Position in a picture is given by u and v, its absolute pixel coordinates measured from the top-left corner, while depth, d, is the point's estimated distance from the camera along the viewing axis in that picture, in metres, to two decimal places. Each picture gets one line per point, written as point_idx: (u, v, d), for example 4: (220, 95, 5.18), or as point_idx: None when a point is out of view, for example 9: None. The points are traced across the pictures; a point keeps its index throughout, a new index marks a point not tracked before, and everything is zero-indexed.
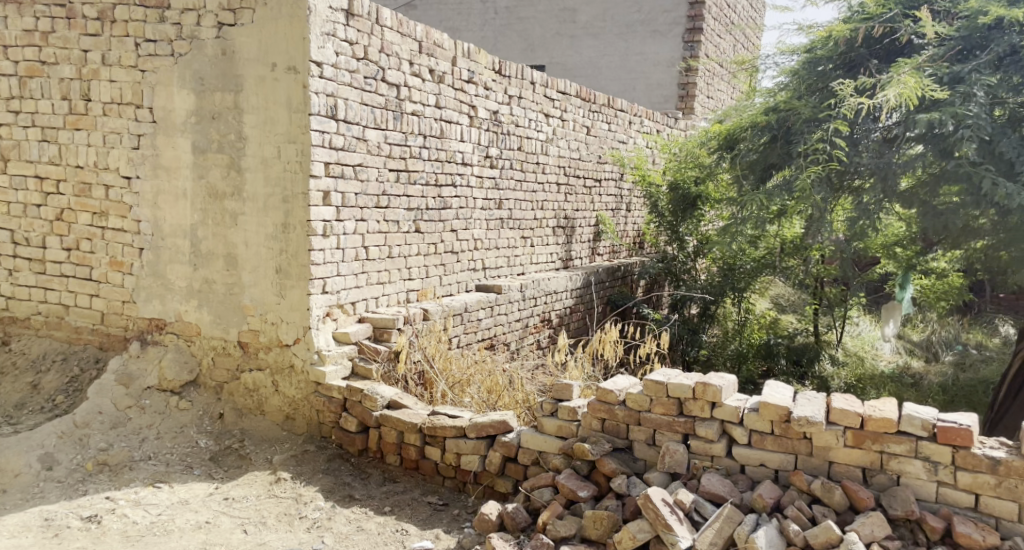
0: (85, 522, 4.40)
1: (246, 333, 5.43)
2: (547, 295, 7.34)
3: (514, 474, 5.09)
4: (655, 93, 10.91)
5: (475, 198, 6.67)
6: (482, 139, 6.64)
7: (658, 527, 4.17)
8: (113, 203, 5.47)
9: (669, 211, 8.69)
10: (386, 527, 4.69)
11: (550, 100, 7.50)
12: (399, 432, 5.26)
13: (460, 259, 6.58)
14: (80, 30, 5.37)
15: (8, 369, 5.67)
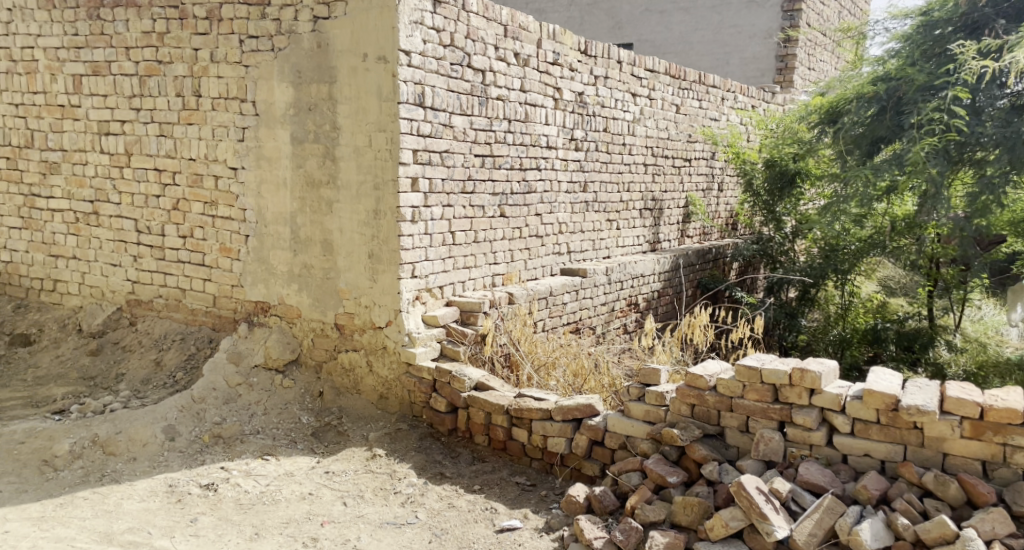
0: (203, 490, 4.74)
1: (342, 316, 5.58)
2: (634, 279, 7.24)
3: (600, 457, 5.10)
4: (751, 67, 10.59)
5: (560, 181, 6.64)
6: (568, 121, 6.59)
7: (753, 516, 4.04)
8: (222, 193, 5.67)
9: (765, 190, 8.37)
10: (476, 505, 4.83)
11: (637, 79, 7.34)
12: (487, 413, 5.36)
13: (545, 243, 6.58)
14: (191, 30, 5.57)
15: (134, 347, 5.92)
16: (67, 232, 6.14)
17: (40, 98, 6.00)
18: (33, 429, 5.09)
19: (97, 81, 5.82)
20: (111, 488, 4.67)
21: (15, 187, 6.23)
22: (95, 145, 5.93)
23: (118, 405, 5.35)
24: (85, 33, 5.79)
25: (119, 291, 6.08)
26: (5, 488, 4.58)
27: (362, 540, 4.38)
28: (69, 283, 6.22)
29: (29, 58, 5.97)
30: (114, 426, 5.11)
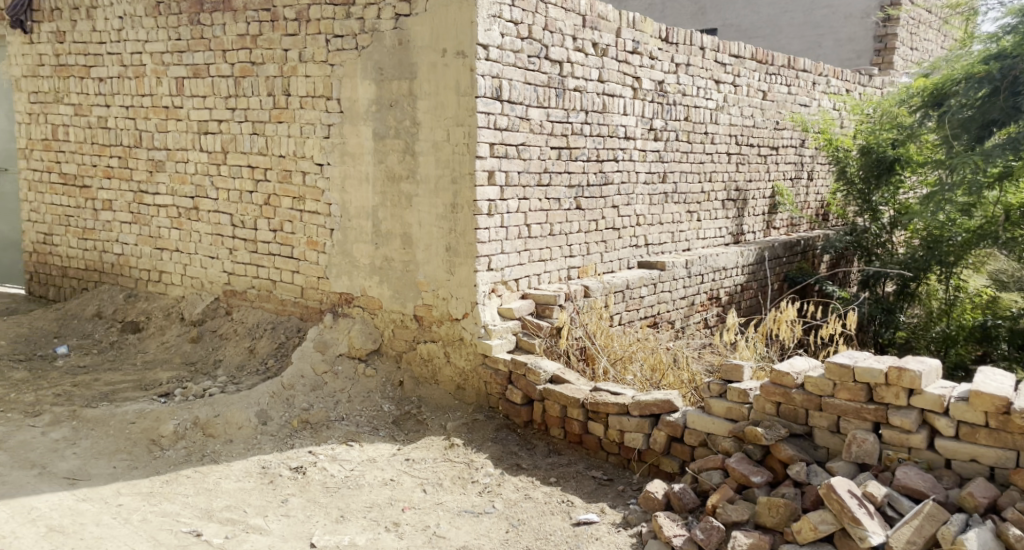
0: (293, 472, 4.94)
1: (421, 307, 5.67)
2: (715, 272, 7.13)
3: (680, 454, 5.00)
4: (847, 49, 10.69)
5: (638, 172, 6.53)
6: (647, 111, 6.48)
7: (844, 520, 3.84)
8: (309, 188, 5.88)
9: (859, 178, 8.11)
10: (553, 497, 4.83)
11: (722, 66, 7.15)
12: (563, 406, 5.34)
13: (621, 236, 6.49)
14: (282, 31, 5.78)
15: (230, 335, 6.22)
16: (171, 227, 6.51)
17: (147, 100, 6.38)
18: (144, 410, 5.37)
19: (197, 83, 6.14)
20: (211, 468, 4.93)
21: (125, 184, 6.64)
22: (195, 144, 6.26)
23: (216, 389, 5.58)
24: (187, 37, 6.12)
25: (216, 282, 6.40)
26: (117, 464, 4.90)
27: (441, 527, 4.46)
28: (172, 275, 6.59)
29: (137, 62, 6.36)
30: (212, 409, 5.35)
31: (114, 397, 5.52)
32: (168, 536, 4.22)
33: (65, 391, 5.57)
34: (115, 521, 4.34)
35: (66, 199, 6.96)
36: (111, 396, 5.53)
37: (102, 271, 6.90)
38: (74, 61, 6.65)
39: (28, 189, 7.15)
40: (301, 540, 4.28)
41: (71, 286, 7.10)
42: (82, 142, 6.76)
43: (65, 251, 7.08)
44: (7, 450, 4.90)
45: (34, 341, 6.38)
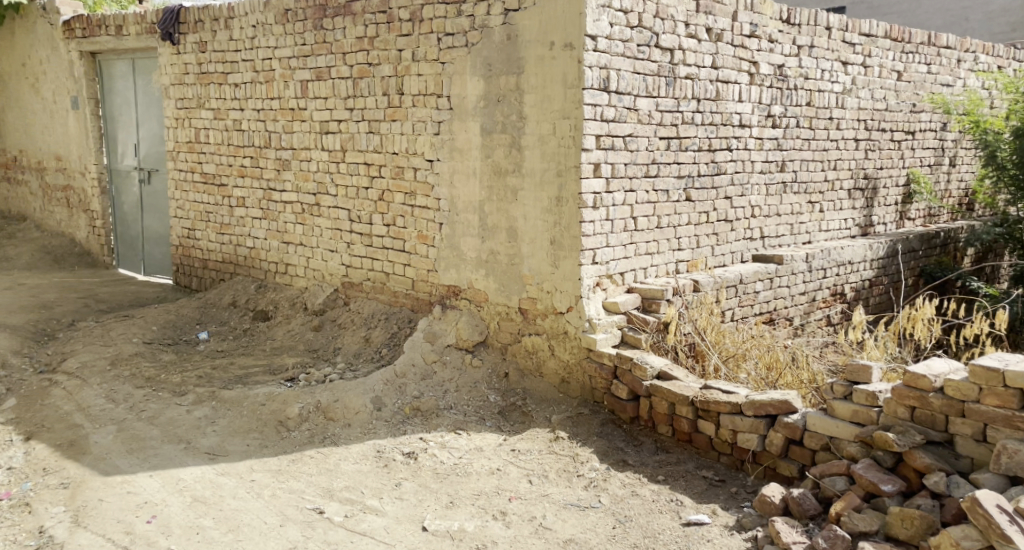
0: (406, 457, 5.09)
1: (525, 300, 5.72)
2: (840, 266, 7.03)
3: (799, 458, 4.72)
4: (998, 21, 10.98)
5: (753, 161, 6.47)
6: (764, 96, 6.39)
7: (991, 537, 3.52)
8: (420, 184, 6.05)
9: (1012, 163, 7.61)
10: (661, 495, 4.71)
11: (850, 46, 6.94)
12: (671, 404, 5.21)
13: (735, 228, 6.46)
14: (397, 32, 5.96)
15: (347, 324, 6.52)
16: (296, 222, 6.94)
17: (275, 103, 6.80)
18: (272, 393, 5.73)
19: (319, 85, 6.48)
20: (331, 450, 5.17)
21: (257, 182, 7.12)
22: (317, 143, 6.62)
23: (335, 375, 5.87)
24: (311, 42, 6.45)
25: (335, 274, 6.75)
26: (250, 442, 5.25)
27: (547, 519, 4.47)
28: (296, 267, 7.02)
29: (267, 67, 6.78)
30: (332, 394, 5.60)
31: (247, 381, 5.94)
32: (294, 512, 4.50)
33: (206, 373, 6.07)
34: (249, 495, 4.67)
35: (207, 196, 7.55)
36: (245, 380, 5.96)
37: (237, 263, 7.48)
38: (214, 68, 7.18)
39: (175, 188, 7.80)
40: (413, 523, 4.43)
41: (211, 277, 7.73)
42: (220, 144, 7.31)
43: (206, 245, 7.71)
44: (158, 425, 5.42)
45: (180, 327, 6.98)
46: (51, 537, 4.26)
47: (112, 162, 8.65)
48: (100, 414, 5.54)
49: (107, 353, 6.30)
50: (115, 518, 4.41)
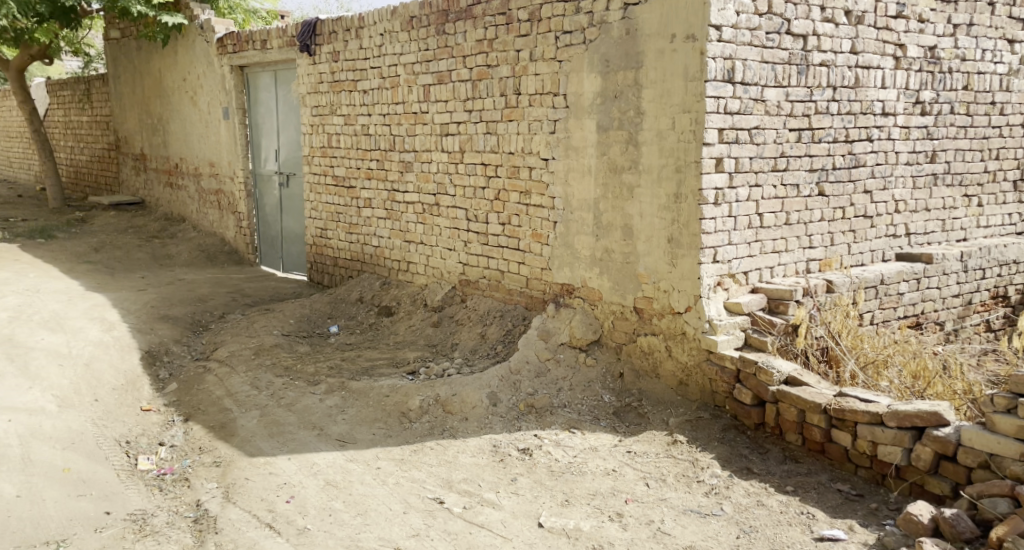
0: (521, 453, 5.09)
1: (641, 300, 5.61)
2: (1002, 267, 6.52)
3: (951, 475, 4.34)
4: None
5: (898, 153, 6.00)
6: (912, 82, 5.91)
7: None
8: (535, 182, 6.10)
9: None
10: (790, 507, 4.43)
11: (1018, 22, 6.31)
12: (800, 411, 4.91)
13: (876, 225, 6.03)
14: (515, 33, 6.03)
15: (464, 320, 6.66)
16: (417, 221, 7.19)
17: (400, 108, 7.09)
18: (396, 385, 5.94)
19: (440, 89, 6.68)
20: (450, 442, 5.26)
21: (383, 184, 7.46)
22: (438, 145, 6.82)
23: (453, 370, 6.01)
24: (434, 47, 6.66)
25: (452, 272, 6.95)
26: (376, 432, 5.45)
27: (666, 524, 4.32)
28: (417, 265, 7.29)
29: (393, 74, 7.08)
30: (451, 388, 5.70)
31: (372, 373, 6.22)
32: (417, 500, 4.64)
33: (336, 364, 6.43)
34: (375, 481, 4.86)
35: (337, 198, 8.02)
36: (370, 372, 6.24)
37: (364, 261, 7.88)
38: (345, 77, 7.59)
39: (310, 192, 8.33)
40: (529, 519, 4.43)
41: (340, 274, 8.19)
42: (349, 148, 7.73)
43: (336, 244, 8.16)
44: (295, 412, 5.75)
45: (312, 321, 7.43)
46: (205, 511, 4.66)
47: (256, 168, 9.37)
48: (245, 399, 5.99)
49: (252, 343, 6.83)
50: (259, 495, 4.73)
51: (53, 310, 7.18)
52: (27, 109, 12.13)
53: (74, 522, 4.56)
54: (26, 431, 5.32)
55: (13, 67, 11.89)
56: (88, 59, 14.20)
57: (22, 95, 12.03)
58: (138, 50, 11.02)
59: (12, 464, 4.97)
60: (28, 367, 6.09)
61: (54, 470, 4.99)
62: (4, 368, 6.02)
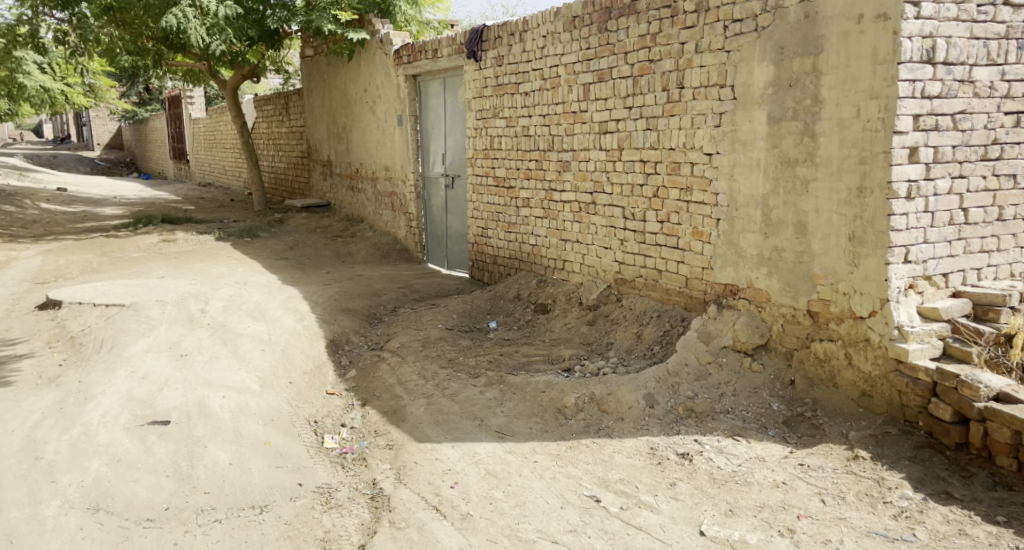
0: (680, 458, 4.91)
1: (816, 302, 5.27)
2: None
3: None
4: None
5: None
6: None
7: None
8: (697, 178, 5.91)
9: None
10: (1000, 540, 3.99)
11: None
12: (1015, 432, 4.39)
13: None
14: (680, 25, 5.86)
15: (620, 320, 6.57)
16: (573, 220, 7.19)
17: (559, 107, 7.11)
18: (551, 381, 5.94)
19: (601, 87, 6.62)
20: (605, 441, 5.18)
21: (541, 184, 7.53)
22: (596, 143, 6.78)
23: (608, 369, 5.92)
24: (595, 45, 6.62)
25: (608, 270, 6.88)
26: (533, 426, 5.48)
27: (846, 546, 4.03)
28: (573, 263, 7.29)
29: (553, 74, 7.11)
30: (606, 387, 5.61)
31: (529, 368, 6.28)
32: (574, 496, 4.62)
33: (495, 358, 6.56)
34: (533, 474, 4.90)
35: (498, 198, 8.18)
36: (527, 367, 6.31)
37: (522, 260, 7.99)
38: (507, 79, 7.71)
39: (473, 192, 8.56)
40: (690, 526, 4.28)
41: (500, 271, 8.35)
42: (510, 149, 7.85)
43: (496, 243, 8.32)
44: (458, 402, 5.89)
45: (473, 316, 7.61)
46: (379, 489, 4.90)
47: (424, 170, 9.76)
48: (414, 388, 6.22)
49: (420, 335, 7.10)
50: (426, 479, 4.92)
51: (258, 300, 7.82)
52: (239, 124, 13.32)
53: (274, 490, 4.93)
54: (238, 407, 5.82)
55: (229, 86, 13.09)
56: (287, 76, 15.40)
57: (235, 110, 13.19)
58: (328, 65, 11.75)
59: (226, 435, 5.44)
60: (238, 350, 6.67)
61: (256, 443, 5.42)
62: (220, 351, 6.62)
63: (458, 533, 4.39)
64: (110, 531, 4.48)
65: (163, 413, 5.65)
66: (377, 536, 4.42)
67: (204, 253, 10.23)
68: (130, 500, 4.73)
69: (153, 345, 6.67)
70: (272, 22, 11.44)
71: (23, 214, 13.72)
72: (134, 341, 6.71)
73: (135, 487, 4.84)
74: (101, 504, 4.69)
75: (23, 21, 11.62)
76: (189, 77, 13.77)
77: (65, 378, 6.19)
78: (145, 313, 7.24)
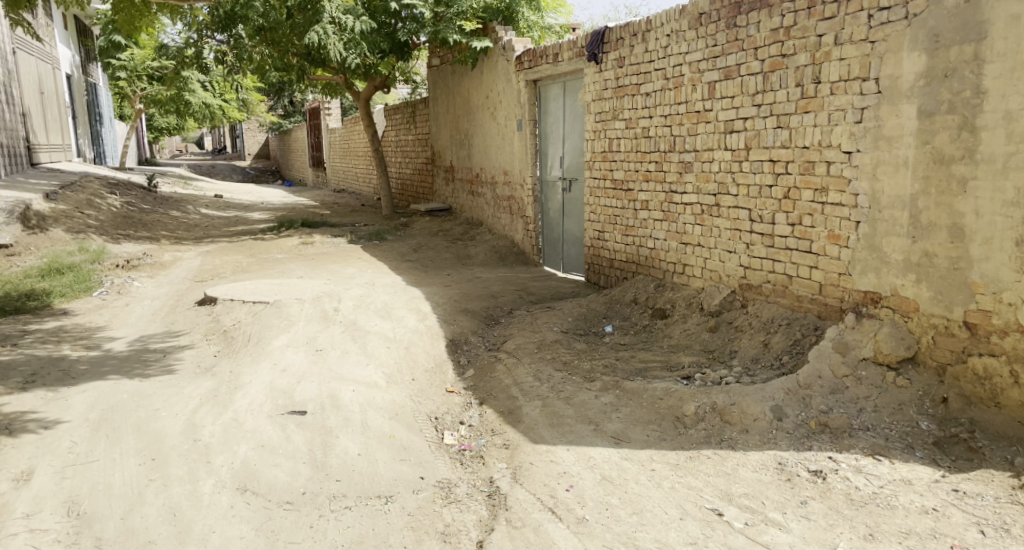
0: (812, 475, 4.63)
1: (975, 313, 4.87)
2: None
3: None
4: None
5: None
6: None
7: None
8: (834, 178, 5.60)
9: None
10: None
11: None
12: None
13: None
14: (818, 16, 5.58)
15: (745, 328, 6.30)
16: (695, 223, 6.98)
17: (682, 107, 6.92)
18: (669, 389, 5.74)
19: (727, 84, 6.40)
20: (729, 453, 4.96)
21: (661, 186, 7.35)
22: (721, 144, 6.55)
23: (731, 379, 5.67)
24: (722, 42, 6.41)
25: (732, 276, 6.63)
26: (650, 433, 5.32)
27: None
28: (694, 267, 7.07)
29: (677, 74, 6.93)
30: (729, 396, 5.38)
31: (646, 374, 6.11)
32: (694, 508, 4.45)
33: (611, 363, 6.43)
34: (650, 483, 4.75)
35: (616, 201, 8.05)
36: (644, 373, 6.14)
37: (639, 263, 7.83)
38: (628, 80, 7.58)
39: (590, 195, 8.47)
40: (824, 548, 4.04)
41: (616, 275, 8.22)
42: (630, 151, 7.71)
43: (613, 246, 8.19)
44: (573, 405, 5.80)
45: (588, 320, 7.48)
46: (497, 488, 4.90)
47: (542, 173, 9.76)
48: (529, 389, 6.18)
49: (535, 337, 7.07)
50: (542, 481, 4.87)
51: (385, 300, 8.02)
52: (369, 132, 13.77)
53: (398, 482, 5.01)
54: (365, 400, 5.98)
55: (362, 97, 13.57)
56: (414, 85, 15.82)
57: (367, 120, 13.66)
58: (453, 74, 11.97)
59: (355, 427, 5.59)
60: (366, 346, 6.88)
61: (382, 435, 5.54)
62: (350, 347, 6.85)
63: (574, 536, 4.33)
64: (256, 511, 4.64)
65: (300, 403, 5.88)
66: (494, 534, 4.42)
67: (338, 255, 10.60)
68: (273, 483, 4.91)
69: (292, 339, 6.96)
70: (404, 34, 11.77)
71: (186, 219, 14.72)
72: (276, 335, 7.02)
73: (276, 471, 5.02)
74: (248, 485, 4.87)
75: (190, 44, 12.59)
76: (327, 88, 14.35)
77: (219, 368, 6.52)
78: (286, 310, 7.57)
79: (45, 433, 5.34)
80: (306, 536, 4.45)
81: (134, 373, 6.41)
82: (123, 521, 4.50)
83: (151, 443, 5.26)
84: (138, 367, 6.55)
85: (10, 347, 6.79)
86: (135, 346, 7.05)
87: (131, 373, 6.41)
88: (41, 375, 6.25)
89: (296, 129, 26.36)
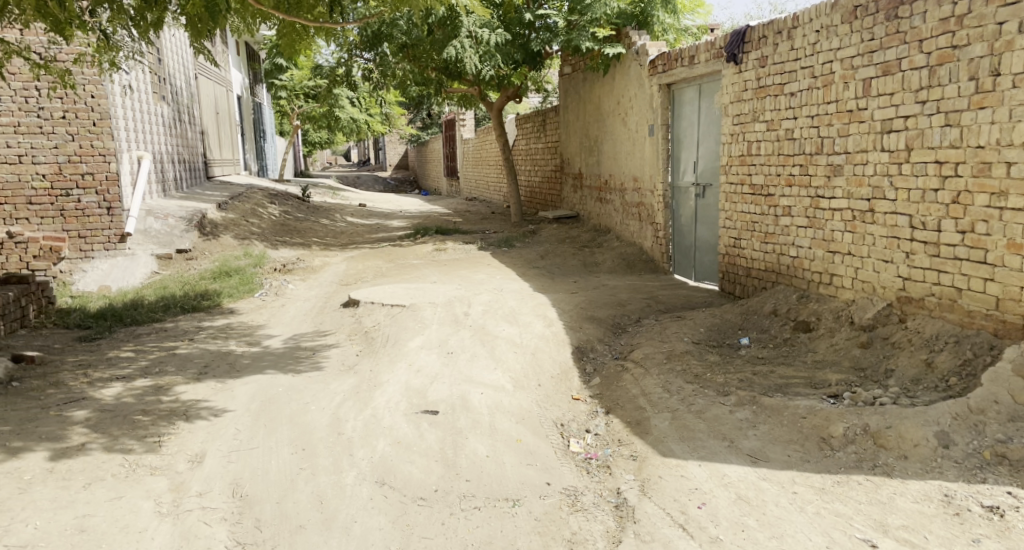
0: (987, 511, 4.19)
1: None
2: None
3: None
4: None
5: None
6: None
7: None
8: (1016, 181, 5.08)
9: None
10: None
11: None
12: None
13: None
14: (997, 3, 5.10)
15: (903, 344, 5.81)
16: (845, 230, 6.55)
17: (832, 106, 6.51)
18: (814, 407, 5.37)
19: (886, 81, 5.96)
20: (883, 480, 4.58)
21: (805, 191, 6.96)
22: (877, 144, 6.11)
23: (887, 399, 5.24)
24: (880, 36, 5.99)
25: (889, 287, 6.16)
26: (791, 454, 4.99)
27: None
28: (843, 277, 6.64)
29: (826, 71, 6.53)
30: (883, 419, 4.97)
31: (787, 391, 5.74)
32: (842, 537, 4.14)
33: (747, 377, 6.08)
34: (792, 506, 4.45)
35: (755, 207, 7.69)
36: (785, 389, 5.78)
37: (779, 272, 7.45)
38: (771, 80, 7.23)
39: (726, 200, 8.13)
40: None
41: (753, 285, 7.85)
42: (770, 154, 7.34)
43: (750, 254, 7.83)
44: (705, 420, 5.53)
45: (723, 332, 7.15)
46: (625, 499, 4.74)
47: (674, 179, 9.48)
48: (658, 400, 5.95)
49: (664, 347, 6.82)
50: (672, 496, 4.66)
51: (513, 305, 8.01)
52: (501, 141, 13.87)
53: (524, 486, 4.94)
54: (494, 404, 5.96)
55: (495, 107, 13.70)
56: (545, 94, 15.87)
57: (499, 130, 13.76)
58: (584, 82, 11.87)
59: (483, 430, 5.58)
60: (495, 351, 6.87)
61: (509, 439, 5.50)
62: (479, 351, 6.86)
63: None
64: (393, 504, 4.70)
65: (432, 403, 5.93)
66: (623, 546, 4.29)
67: (468, 261, 10.72)
68: (408, 478, 4.96)
69: (426, 342, 7.05)
70: (537, 44, 11.70)
71: (334, 226, 15.43)
72: (411, 338, 7.14)
73: (411, 467, 5.08)
74: (386, 479, 4.95)
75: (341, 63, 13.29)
76: (463, 101, 14.67)
77: (360, 367, 6.69)
78: (420, 313, 7.70)
79: (217, 420, 5.63)
80: (438, 532, 4.46)
81: (289, 368, 6.68)
82: (279, 505, 4.66)
83: (302, 435, 5.44)
84: (292, 362, 6.83)
85: (188, 342, 7.27)
86: (290, 344, 7.36)
87: (285, 368, 6.70)
88: (212, 367, 6.64)
89: (433, 140, 27.12)
